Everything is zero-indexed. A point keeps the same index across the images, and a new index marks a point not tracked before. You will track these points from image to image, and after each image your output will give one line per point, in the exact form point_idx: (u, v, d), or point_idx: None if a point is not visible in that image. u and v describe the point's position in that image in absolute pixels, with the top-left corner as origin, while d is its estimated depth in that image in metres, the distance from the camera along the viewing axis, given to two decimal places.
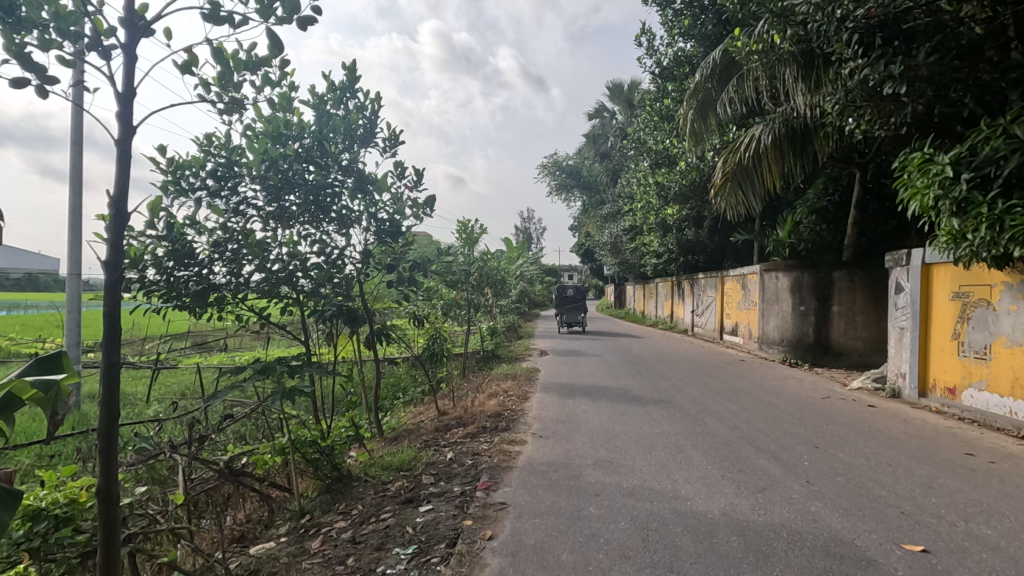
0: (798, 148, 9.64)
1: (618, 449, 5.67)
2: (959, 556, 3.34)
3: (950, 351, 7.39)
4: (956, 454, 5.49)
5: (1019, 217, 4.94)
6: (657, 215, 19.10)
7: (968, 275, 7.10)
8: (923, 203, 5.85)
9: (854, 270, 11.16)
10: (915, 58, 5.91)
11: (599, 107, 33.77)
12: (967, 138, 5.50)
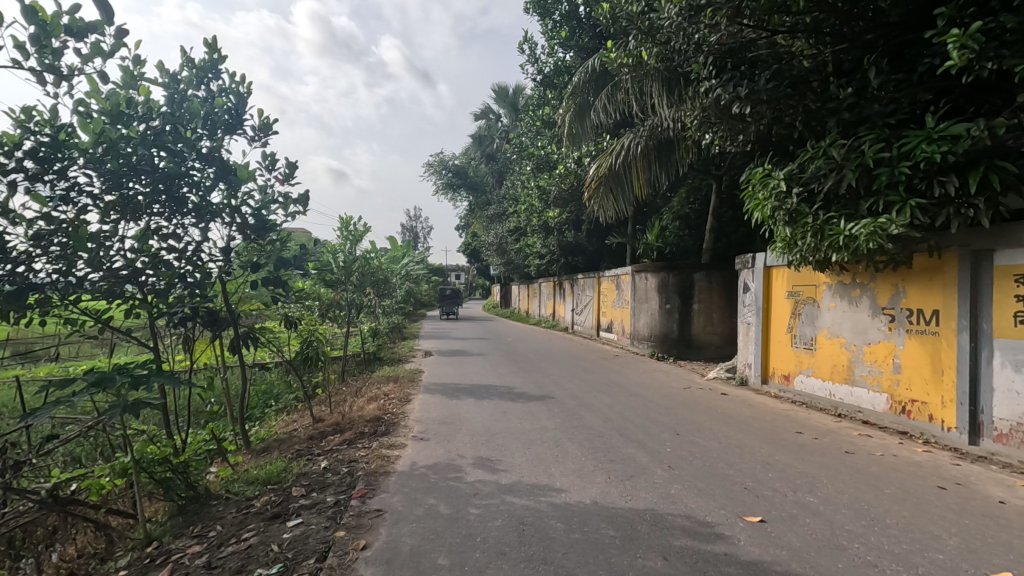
0: (663, 159, 10.45)
1: (498, 446, 5.75)
2: (789, 523, 3.82)
3: (785, 342, 8.46)
4: (789, 433, 6.29)
5: (835, 227, 5.78)
6: (540, 217, 19.72)
7: (799, 276, 8.18)
8: (763, 212, 6.64)
9: (711, 271, 12.41)
10: (757, 84, 6.60)
11: (485, 108, 34.15)
12: (797, 158, 6.32)
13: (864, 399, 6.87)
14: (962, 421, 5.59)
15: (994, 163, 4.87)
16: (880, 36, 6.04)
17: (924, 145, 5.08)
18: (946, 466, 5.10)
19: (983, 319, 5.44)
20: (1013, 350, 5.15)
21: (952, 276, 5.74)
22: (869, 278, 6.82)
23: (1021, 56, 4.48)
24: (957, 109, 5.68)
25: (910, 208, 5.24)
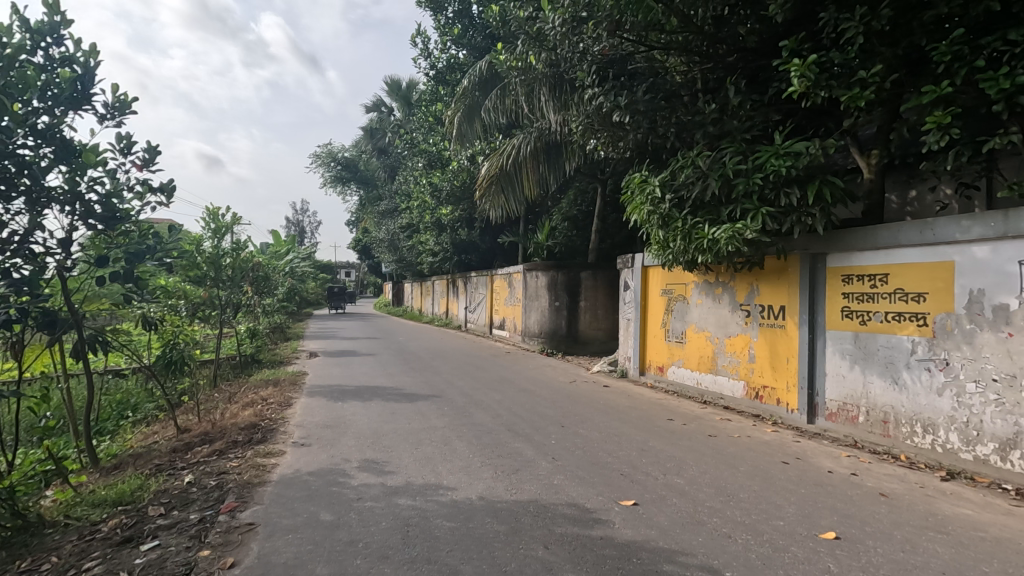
0: (551, 161, 10.81)
1: (385, 448, 5.60)
2: (658, 504, 4.12)
3: (660, 336, 9.13)
4: (661, 420, 6.81)
5: (701, 231, 6.33)
6: (433, 214, 19.53)
7: (671, 275, 8.87)
8: (641, 215, 7.13)
9: (596, 270, 13.21)
10: (635, 95, 7.09)
11: (377, 101, 33.10)
12: (669, 166, 6.82)
13: (725, 386, 7.61)
14: (802, 403, 6.39)
15: (826, 178, 5.61)
16: (739, 59, 6.71)
17: (773, 159, 5.71)
18: (789, 443, 5.81)
19: (818, 314, 6.26)
20: (840, 340, 5.98)
21: (795, 276, 6.53)
22: (729, 277, 7.56)
23: (847, 87, 5.20)
24: (800, 129, 6.50)
25: (762, 215, 5.87)
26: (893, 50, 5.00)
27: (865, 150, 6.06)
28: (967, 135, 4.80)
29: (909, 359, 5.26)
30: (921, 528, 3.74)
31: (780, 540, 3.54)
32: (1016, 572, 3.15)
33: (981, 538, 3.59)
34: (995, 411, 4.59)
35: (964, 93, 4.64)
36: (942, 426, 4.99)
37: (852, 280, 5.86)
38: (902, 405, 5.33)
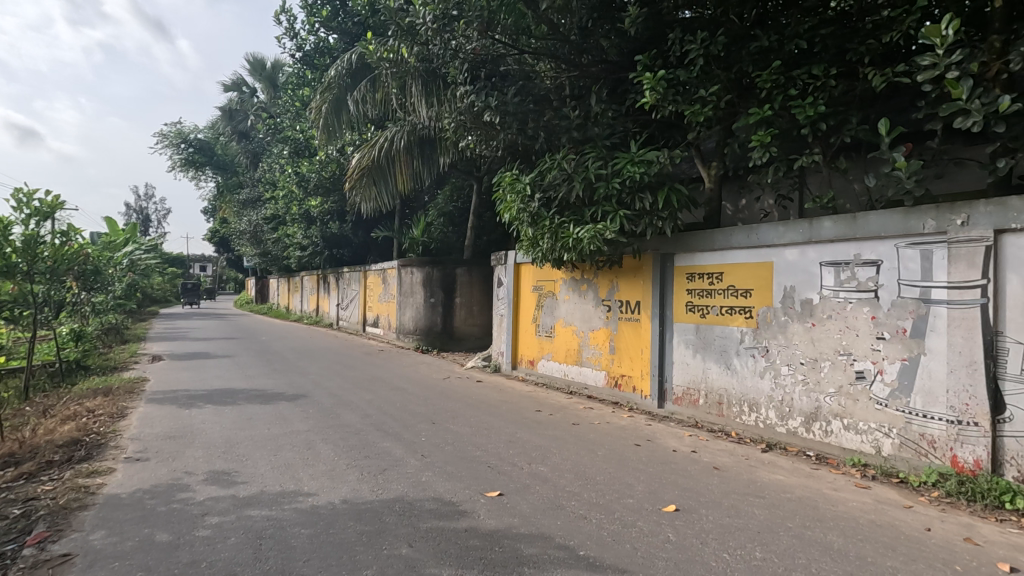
0: (426, 156, 10.75)
1: (238, 457, 5.16)
2: (522, 493, 4.27)
3: (530, 331, 9.48)
4: (530, 412, 7.07)
5: (566, 230, 6.66)
6: (301, 205, 18.38)
7: (541, 272, 9.24)
8: (511, 214, 7.34)
9: (472, 267, 13.32)
10: (505, 96, 7.29)
11: (237, 79, 30.31)
12: (538, 167, 7.10)
13: (589, 377, 8.10)
14: (654, 389, 7.01)
15: (674, 186, 6.22)
16: (602, 70, 7.15)
17: (629, 166, 6.20)
18: (642, 427, 6.34)
19: (667, 308, 6.90)
20: (685, 331, 6.65)
21: (648, 274, 7.13)
22: (593, 274, 8.05)
23: (689, 103, 5.79)
24: (653, 139, 7.04)
25: (620, 217, 6.31)
26: (727, 74, 5.65)
27: (706, 162, 6.78)
28: (782, 153, 5.56)
29: (739, 346, 6.00)
30: (744, 494, 4.30)
31: (629, 516, 3.85)
32: (812, 525, 3.74)
33: (789, 498, 4.21)
34: (803, 389, 5.39)
35: (781, 116, 5.38)
36: (763, 404, 5.75)
37: (694, 278, 6.54)
38: (733, 388, 6.06)
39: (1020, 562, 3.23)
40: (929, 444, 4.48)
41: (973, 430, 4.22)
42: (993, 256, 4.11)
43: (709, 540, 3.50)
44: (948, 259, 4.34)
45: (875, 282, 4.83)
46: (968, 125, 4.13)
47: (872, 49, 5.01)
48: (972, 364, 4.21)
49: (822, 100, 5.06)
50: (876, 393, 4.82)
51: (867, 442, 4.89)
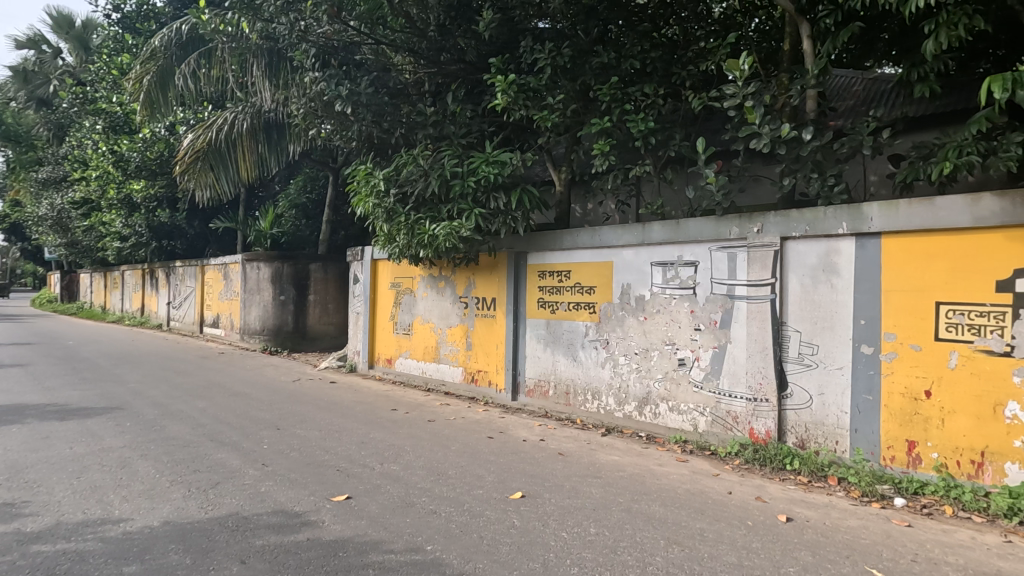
0: (273, 143, 9.98)
1: (26, 484, 4.35)
2: (371, 494, 4.18)
3: (388, 329, 9.27)
4: (385, 411, 6.92)
5: (422, 227, 6.60)
6: (121, 189, 16.02)
7: (398, 268, 9.08)
8: (366, 207, 7.12)
9: (326, 263, 12.64)
10: (358, 87, 7.06)
11: (33, 35, 25.46)
12: (394, 162, 6.97)
13: (446, 373, 8.15)
14: (508, 382, 7.26)
15: (526, 187, 6.50)
16: (460, 69, 7.19)
17: (484, 165, 6.35)
18: (495, 420, 6.53)
19: (521, 304, 7.19)
20: (536, 327, 7.00)
21: (503, 271, 7.36)
22: (450, 271, 8.10)
23: (539, 110, 6.10)
24: (508, 141, 7.23)
25: (475, 215, 6.42)
26: (572, 84, 6.05)
27: (557, 166, 7.17)
28: (620, 162, 6.08)
29: (584, 339, 6.45)
30: (584, 476, 4.65)
31: (477, 507, 3.96)
32: (639, 498, 4.17)
33: (622, 476, 4.64)
34: (636, 377, 5.96)
35: (619, 129, 5.90)
36: (604, 392, 6.26)
37: (546, 275, 6.89)
38: (578, 378, 6.51)
39: (794, 512, 3.91)
40: (733, 419, 5.22)
41: (765, 405, 5.00)
42: (780, 259, 4.91)
43: (550, 521, 3.74)
44: (747, 260, 5.10)
45: (693, 279, 5.50)
46: (760, 148, 4.91)
47: (692, 76, 5.73)
48: (764, 350, 4.99)
49: (651, 117, 5.64)
50: (694, 377, 5.50)
51: (687, 421, 5.55)
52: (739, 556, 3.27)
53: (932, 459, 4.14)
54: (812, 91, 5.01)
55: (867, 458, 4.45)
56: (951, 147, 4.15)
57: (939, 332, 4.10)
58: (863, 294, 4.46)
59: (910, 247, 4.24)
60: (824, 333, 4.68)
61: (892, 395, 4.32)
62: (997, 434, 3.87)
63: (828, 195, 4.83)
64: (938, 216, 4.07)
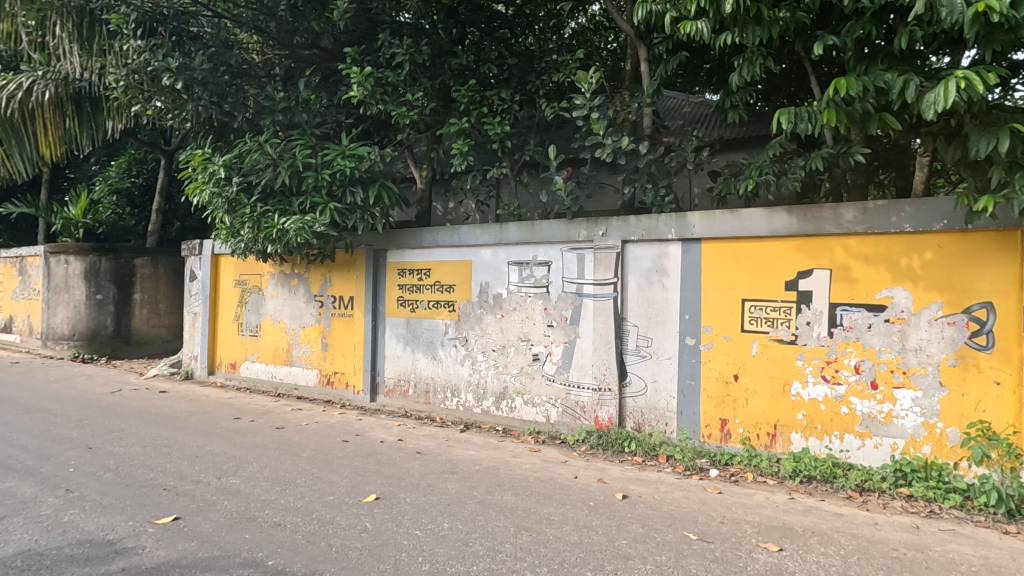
0: (84, 116, 8.64)
1: None
2: (205, 512, 3.81)
3: (232, 331, 8.49)
4: (226, 420, 6.33)
5: (270, 220, 6.14)
6: None
7: (244, 264, 8.36)
8: (203, 197, 6.48)
9: (157, 257, 11.18)
10: (191, 61, 6.37)
11: None
12: (237, 148, 6.40)
13: (299, 376, 7.68)
14: (366, 383, 7.05)
15: (385, 183, 6.32)
16: (314, 55, 6.84)
17: (340, 158, 6.07)
18: (352, 423, 6.31)
19: (380, 303, 7.02)
20: (396, 325, 6.88)
21: (361, 269, 7.12)
22: (303, 268, 7.64)
23: (397, 105, 6.01)
24: (368, 134, 7.05)
25: (330, 210, 6.11)
26: (432, 83, 6.13)
27: (417, 163, 7.12)
28: (479, 163, 6.22)
29: (444, 338, 6.49)
30: (440, 472, 4.69)
31: (327, 514, 3.79)
32: (493, 489, 4.30)
33: (478, 470, 4.76)
34: (494, 373, 6.14)
35: (477, 130, 6.04)
36: (463, 389, 6.35)
37: (405, 273, 6.80)
38: (438, 376, 6.53)
39: (629, 490, 4.31)
40: (581, 409, 5.60)
41: (608, 394, 5.45)
42: (621, 260, 5.38)
43: (403, 520, 3.71)
44: (593, 261, 5.51)
45: (546, 278, 5.80)
46: (603, 156, 5.39)
47: (544, 85, 6.08)
48: (607, 343, 5.44)
49: (507, 121, 5.86)
50: (547, 371, 5.81)
51: (540, 413, 5.85)
52: (580, 535, 3.53)
53: (739, 434, 4.83)
54: (647, 109, 5.58)
55: (690, 436, 5.06)
56: (753, 167, 4.87)
57: (745, 325, 4.79)
58: (687, 292, 5.06)
59: (724, 251, 4.89)
60: (657, 327, 5.23)
61: (709, 380, 4.96)
62: (786, 409, 4.62)
63: (660, 204, 5.41)
64: (743, 225, 4.75)
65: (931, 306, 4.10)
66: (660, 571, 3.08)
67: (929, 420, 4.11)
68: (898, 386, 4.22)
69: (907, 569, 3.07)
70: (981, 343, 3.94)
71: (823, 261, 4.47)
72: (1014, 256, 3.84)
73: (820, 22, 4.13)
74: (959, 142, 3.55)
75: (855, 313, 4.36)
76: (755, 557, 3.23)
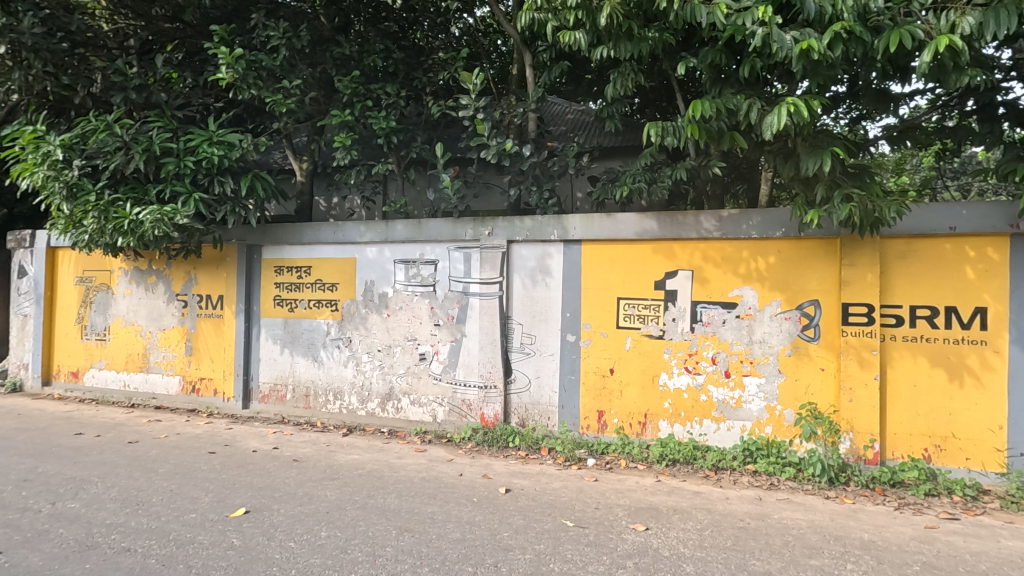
0: None
1: None
2: (33, 543, 3.31)
3: (73, 335, 7.46)
4: (64, 437, 5.53)
5: (120, 210, 5.46)
6: None
7: (89, 260, 7.37)
8: (34, 181, 5.60)
9: None
10: (18, 23, 5.44)
11: None
12: (78, 127, 5.63)
13: (158, 384, 6.93)
14: (237, 390, 6.54)
15: (259, 173, 5.88)
16: (176, 30, 6.31)
17: (206, 145, 5.56)
18: (220, 432, 5.81)
19: (253, 303, 6.55)
20: (272, 326, 6.46)
21: (231, 266, 6.59)
22: (163, 264, 6.91)
23: (272, 92, 5.65)
24: (241, 120, 6.54)
25: (194, 201, 5.56)
26: (311, 71, 5.86)
27: (297, 155, 6.74)
28: (363, 157, 6.02)
29: (325, 339, 6.21)
30: (319, 479, 4.48)
31: (187, 534, 3.47)
32: (375, 493, 4.20)
33: (360, 474, 4.61)
34: (379, 374, 5.99)
35: (361, 124, 5.86)
36: (346, 391, 6.12)
37: (283, 271, 6.40)
38: (319, 379, 6.23)
39: (512, 483, 4.42)
40: (467, 407, 5.65)
41: (493, 391, 5.54)
42: (506, 259, 5.49)
43: (276, 533, 3.50)
44: (479, 260, 5.57)
45: (433, 278, 5.77)
46: (489, 157, 5.47)
47: (431, 83, 6.02)
48: (493, 342, 5.53)
49: (393, 117, 5.73)
50: (433, 371, 5.78)
51: (426, 412, 5.81)
52: (463, 531, 3.56)
53: (614, 424, 5.15)
54: (532, 114, 5.77)
55: (570, 428, 5.30)
56: (628, 175, 5.22)
57: (619, 321, 5.12)
58: (568, 291, 5.30)
59: (601, 252, 5.19)
60: (540, 325, 5.41)
61: (587, 374, 5.24)
62: (654, 399, 5.01)
63: (544, 206, 5.60)
64: (618, 228, 5.07)
65: (772, 303, 4.67)
66: (538, 559, 3.20)
67: (771, 404, 4.67)
68: (746, 375, 4.74)
69: (751, 536, 3.47)
70: (811, 335, 4.56)
71: (686, 263, 4.90)
72: (835, 260, 4.49)
73: (684, 44, 4.52)
74: (793, 161, 4.06)
75: (713, 310, 4.83)
76: (624, 538, 3.47)
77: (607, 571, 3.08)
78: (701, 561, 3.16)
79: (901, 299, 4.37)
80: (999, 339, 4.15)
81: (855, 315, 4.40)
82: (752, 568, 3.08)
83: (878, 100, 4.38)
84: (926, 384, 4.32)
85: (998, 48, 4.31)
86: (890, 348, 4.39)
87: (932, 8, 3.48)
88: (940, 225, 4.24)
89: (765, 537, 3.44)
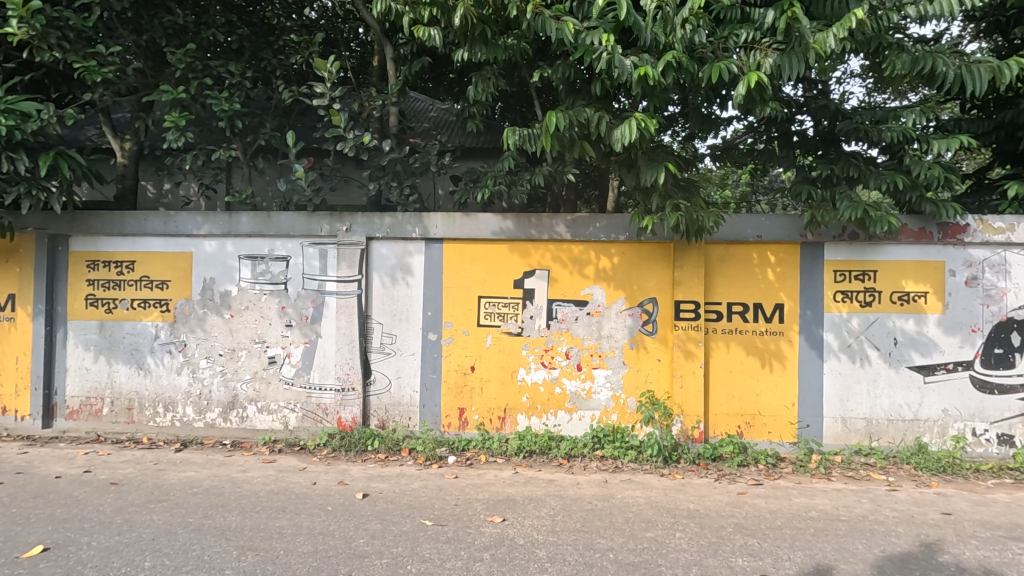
0: None
1: None
2: None
3: None
4: None
5: None
6: None
7: None
8: None
9: None
10: None
11: None
12: None
13: None
14: (34, 406, 5.51)
15: (65, 151, 4.94)
16: None
17: None
18: (9, 458, 4.84)
19: (58, 303, 5.57)
20: (83, 330, 5.56)
21: (27, 258, 5.53)
22: None
23: (82, 58, 4.88)
24: (41, 86, 5.54)
25: None
26: (135, 38, 5.22)
27: (118, 133, 5.86)
28: (200, 140, 5.41)
29: (153, 343, 5.48)
30: (143, 503, 3.93)
31: None
32: (214, 512, 3.81)
33: (195, 493, 4.15)
34: (220, 381, 5.44)
35: (198, 104, 5.27)
36: (180, 402, 5.47)
37: (98, 266, 5.53)
38: (145, 389, 5.49)
39: (370, 488, 4.29)
40: (323, 411, 5.36)
41: (351, 394, 5.32)
42: (364, 258, 5.30)
43: (84, 570, 3.02)
44: (336, 257, 5.31)
45: (284, 275, 5.38)
46: (344, 150, 5.24)
47: (281, 66, 5.60)
48: (351, 343, 5.30)
49: (236, 98, 5.24)
50: (285, 374, 5.40)
51: (277, 420, 5.41)
52: (314, 543, 3.37)
53: (475, 420, 5.24)
54: (392, 109, 5.65)
55: (431, 428, 5.28)
56: (489, 176, 5.32)
57: (480, 319, 5.21)
58: (430, 290, 5.27)
59: (462, 251, 5.23)
60: (401, 324, 5.31)
61: (448, 372, 5.26)
62: (512, 394, 5.19)
63: (405, 203, 5.51)
64: (479, 228, 5.15)
65: (617, 301, 5.08)
66: (395, 562, 3.14)
67: (616, 393, 5.09)
68: (595, 367, 5.11)
69: (597, 517, 3.74)
70: (649, 330, 5.05)
71: (543, 262, 5.14)
72: (669, 263, 5.02)
73: (542, 54, 4.73)
74: (635, 172, 4.46)
75: (566, 308, 5.13)
76: (481, 531, 3.54)
77: (464, 566, 3.12)
78: (553, 545, 3.34)
79: (721, 296, 5.02)
80: (793, 330, 4.95)
81: (685, 311, 4.97)
82: (598, 546, 3.33)
83: (704, 122, 4.95)
84: (739, 370, 5.02)
85: (794, 87, 5.14)
86: (712, 339, 5.02)
87: (744, 47, 4.03)
88: (749, 233, 4.93)
89: (609, 517, 3.74)
